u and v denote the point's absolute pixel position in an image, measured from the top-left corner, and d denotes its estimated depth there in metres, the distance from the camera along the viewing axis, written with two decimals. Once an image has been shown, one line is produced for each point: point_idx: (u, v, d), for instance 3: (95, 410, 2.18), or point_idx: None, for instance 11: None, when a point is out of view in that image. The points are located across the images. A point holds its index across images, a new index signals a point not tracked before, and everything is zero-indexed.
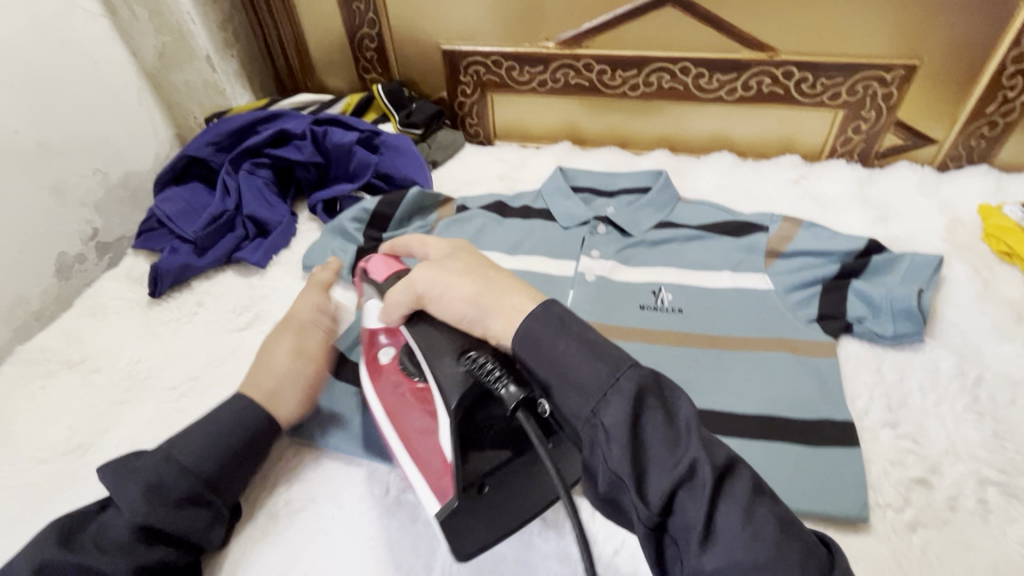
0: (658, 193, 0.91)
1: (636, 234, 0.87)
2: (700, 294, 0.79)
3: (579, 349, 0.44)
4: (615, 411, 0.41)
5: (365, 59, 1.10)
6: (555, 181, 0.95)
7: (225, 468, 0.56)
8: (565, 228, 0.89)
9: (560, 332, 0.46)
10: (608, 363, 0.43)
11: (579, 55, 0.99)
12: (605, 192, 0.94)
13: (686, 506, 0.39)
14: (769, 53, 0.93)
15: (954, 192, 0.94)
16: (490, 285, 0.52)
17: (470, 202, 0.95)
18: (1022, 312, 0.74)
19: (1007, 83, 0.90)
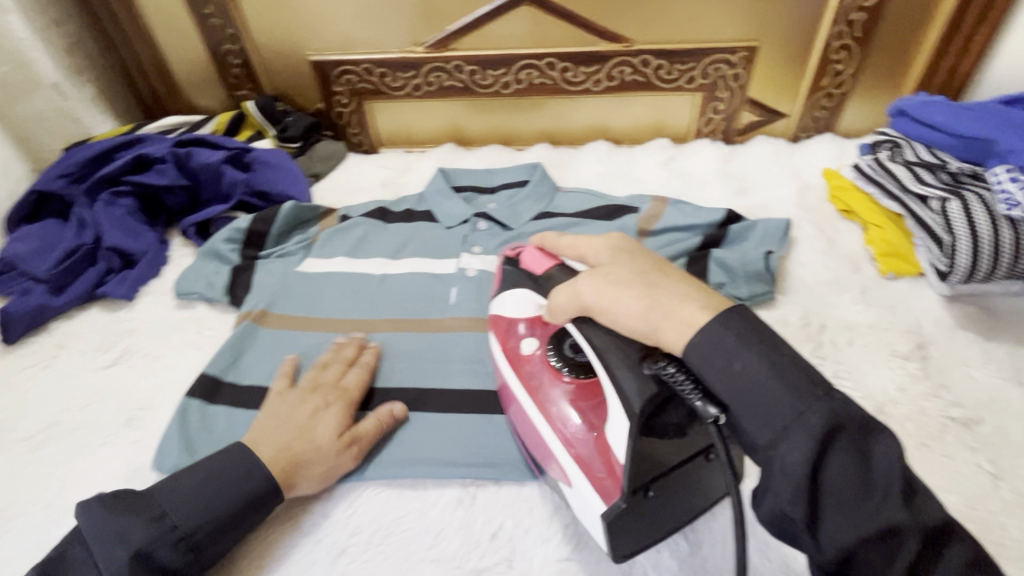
0: (535, 185, 0.94)
1: (515, 226, 0.89)
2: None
3: (757, 365, 0.41)
4: (787, 441, 0.39)
5: (233, 76, 1.07)
6: (436, 183, 0.96)
7: (210, 531, 0.51)
8: (448, 227, 0.90)
9: (745, 347, 0.42)
10: (793, 390, 0.40)
11: (448, 57, 1.01)
12: (486, 189, 0.96)
13: (828, 530, 0.38)
14: (625, 44, 0.98)
15: (805, 159, 1.03)
16: (656, 293, 0.47)
17: (352, 210, 0.94)
18: (859, 262, 0.82)
19: (835, 57, 0.99)
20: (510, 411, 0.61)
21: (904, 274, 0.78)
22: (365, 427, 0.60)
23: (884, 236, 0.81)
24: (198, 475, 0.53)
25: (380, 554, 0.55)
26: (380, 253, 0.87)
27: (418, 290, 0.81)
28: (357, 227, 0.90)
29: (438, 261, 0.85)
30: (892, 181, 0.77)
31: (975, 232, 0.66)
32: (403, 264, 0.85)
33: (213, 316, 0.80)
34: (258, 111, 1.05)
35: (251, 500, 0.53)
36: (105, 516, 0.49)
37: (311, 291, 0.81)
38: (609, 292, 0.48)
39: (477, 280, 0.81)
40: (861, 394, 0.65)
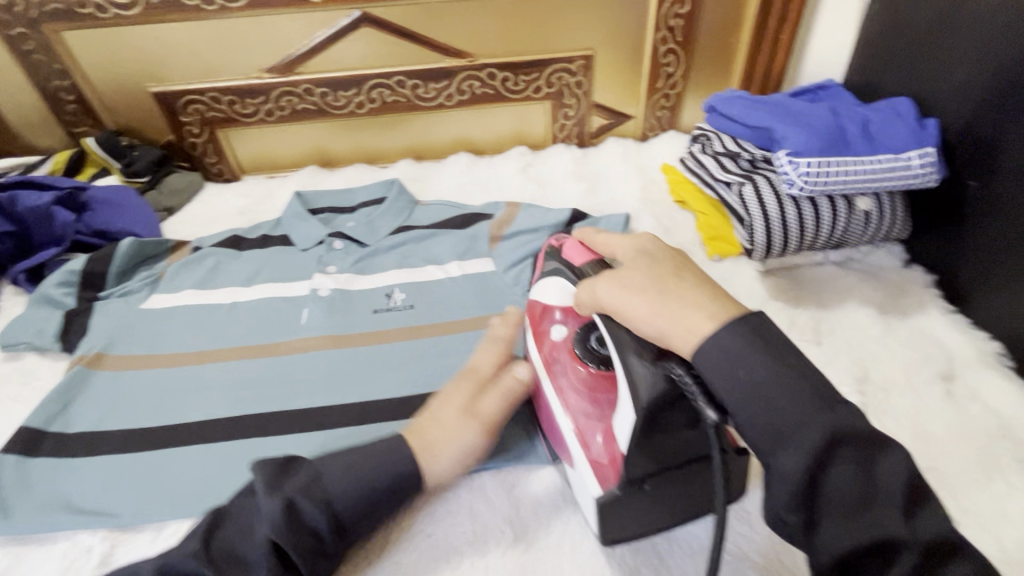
0: (393, 200, 0.95)
1: (371, 243, 0.90)
2: (427, 288, 0.83)
3: (765, 366, 0.40)
4: (776, 439, 0.39)
5: (69, 113, 1.02)
6: (291, 206, 0.95)
7: (356, 506, 0.50)
8: (304, 249, 0.90)
9: (748, 349, 0.40)
10: (800, 394, 0.39)
11: (295, 81, 1.01)
12: (345, 209, 0.97)
13: (823, 538, 0.37)
14: (468, 59, 1.02)
15: (650, 156, 1.10)
16: (670, 304, 0.45)
17: (206, 240, 0.92)
18: (690, 248, 0.88)
19: (664, 61, 1.07)
20: (539, 404, 0.61)
21: (727, 255, 0.85)
22: (489, 402, 0.57)
23: (710, 223, 0.88)
24: (345, 456, 0.51)
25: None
26: (232, 282, 0.85)
27: (266, 314, 0.80)
28: (208, 257, 0.88)
29: (291, 284, 0.85)
30: (704, 171, 0.85)
31: (765, 211, 0.74)
32: (254, 290, 0.84)
33: (44, 364, 0.76)
34: (100, 147, 1.01)
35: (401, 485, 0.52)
36: (267, 479, 0.49)
37: (152, 327, 0.79)
38: (631, 300, 0.46)
39: (331, 298, 0.81)
40: None
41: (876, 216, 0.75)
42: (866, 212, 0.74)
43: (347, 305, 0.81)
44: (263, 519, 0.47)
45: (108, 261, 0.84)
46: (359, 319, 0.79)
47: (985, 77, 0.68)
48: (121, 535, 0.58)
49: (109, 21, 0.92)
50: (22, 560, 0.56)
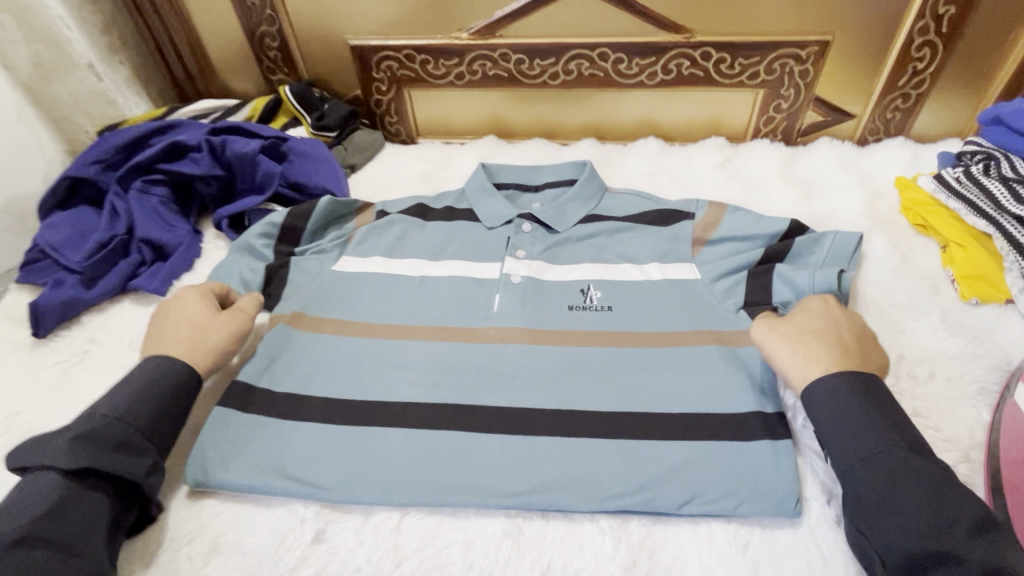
0: (584, 184, 0.86)
1: (562, 230, 0.82)
2: (626, 289, 0.75)
3: (834, 414, 0.53)
4: (877, 488, 0.48)
5: (269, 59, 1.03)
6: (477, 178, 0.89)
7: (153, 420, 0.56)
8: (490, 228, 0.84)
9: (843, 393, 0.53)
10: (869, 441, 0.50)
11: (494, 45, 0.95)
12: (530, 187, 0.90)
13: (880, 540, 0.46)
14: (685, 35, 0.91)
15: (874, 165, 0.95)
16: (807, 348, 0.58)
17: (391, 206, 0.89)
18: (938, 284, 0.75)
19: (916, 54, 0.91)
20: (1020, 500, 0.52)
21: (988, 301, 0.71)
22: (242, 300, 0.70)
23: (964, 257, 0.74)
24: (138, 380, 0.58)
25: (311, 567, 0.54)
26: (418, 254, 0.82)
27: (454, 293, 0.76)
28: (396, 225, 0.85)
29: (479, 264, 0.80)
30: (982, 198, 0.72)
31: None
32: (441, 266, 0.80)
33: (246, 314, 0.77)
34: (295, 97, 1.00)
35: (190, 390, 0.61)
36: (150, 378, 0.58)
37: (346, 293, 0.77)
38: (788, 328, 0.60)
39: (522, 287, 0.75)
40: (944, 434, 0.59)
41: None
42: None
43: (539, 296, 0.75)
44: (120, 432, 0.53)
45: (305, 218, 0.83)
46: (552, 314, 0.73)
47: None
48: (333, 513, 0.57)
49: None
50: (242, 520, 0.57)
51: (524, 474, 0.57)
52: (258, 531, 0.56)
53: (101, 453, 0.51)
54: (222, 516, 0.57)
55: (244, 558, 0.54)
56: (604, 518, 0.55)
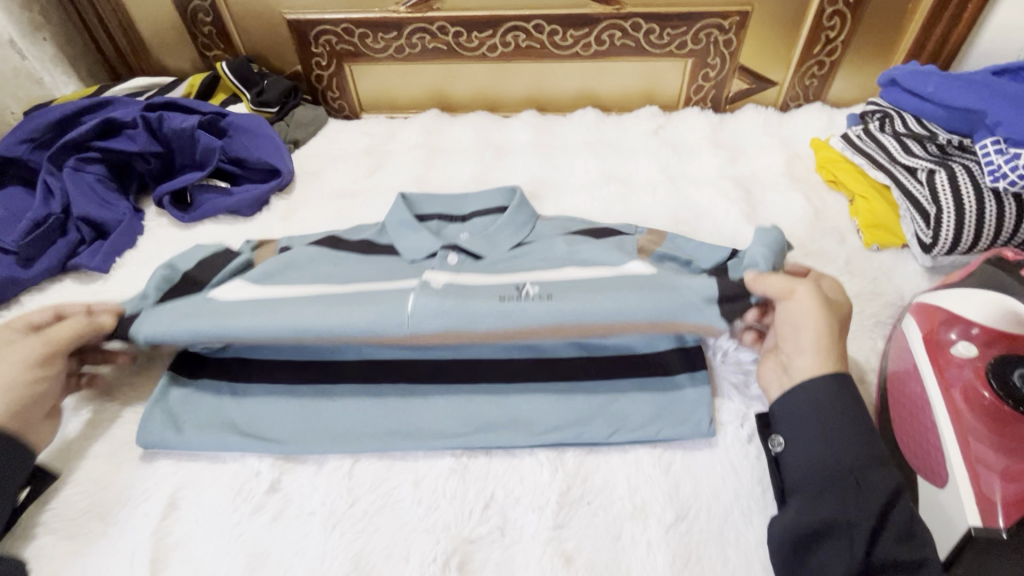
0: (514, 211, 0.75)
1: (491, 256, 0.69)
2: (568, 284, 0.62)
3: (850, 414, 0.51)
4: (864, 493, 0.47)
5: (204, 35, 1.02)
6: (398, 212, 0.76)
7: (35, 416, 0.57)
8: (411, 262, 0.70)
9: (843, 397, 0.52)
10: (875, 455, 0.49)
11: (431, 18, 0.97)
12: (455, 217, 0.78)
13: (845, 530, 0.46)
14: (615, 6, 0.95)
15: (794, 129, 1.02)
16: (828, 335, 0.55)
17: (294, 240, 0.76)
18: (847, 233, 0.82)
19: (827, 24, 0.97)
20: (898, 412, 0.58)
21: (886, 246, 0.79)
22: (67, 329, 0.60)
23: (869, 207, 0.81)
24: None
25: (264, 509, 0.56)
26: (321, 277, 0.67)
27: (361, 298, 0.61)
28: (299, 255, 0.71)
29: (397, 279, 0.66)
30: (880, 150, 0.79)
31: (959, 203, 0.68)
32: (348, 284, 0.65)
33: None
34: (233, 74, 0.99)
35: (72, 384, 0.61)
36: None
37: (229, 304, 0.61)
38: (811, 298, 0.56)
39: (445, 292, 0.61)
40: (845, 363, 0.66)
41: None
42: None
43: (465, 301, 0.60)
44: None
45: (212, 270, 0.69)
46: (480, 309, 0.58)
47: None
48: (288, 464, 0.59)
49: None
50: (198, 476, 0.59)
51: (468, 420, 0.61)
52: (213, 481, 0.58)
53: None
54: (176, 475, 0.59)
55: (201, 510, 0.56)
56: (542, 451, 0.59)
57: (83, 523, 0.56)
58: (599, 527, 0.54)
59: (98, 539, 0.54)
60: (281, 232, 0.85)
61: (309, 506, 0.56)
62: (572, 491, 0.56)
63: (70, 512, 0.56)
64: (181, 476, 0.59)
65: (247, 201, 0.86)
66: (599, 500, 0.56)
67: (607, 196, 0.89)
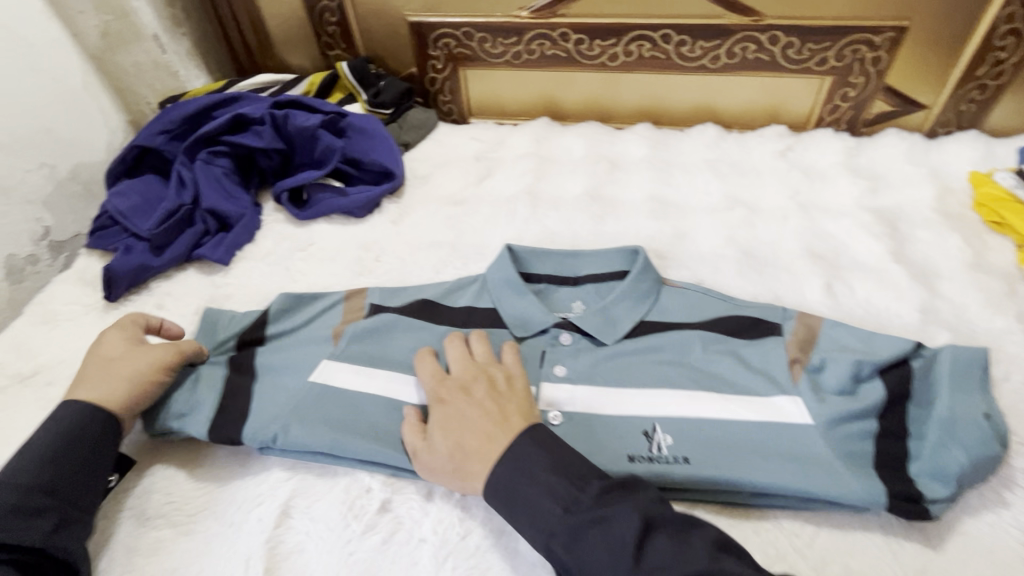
0: (636, 279, 0.70)
1: (610, 343, 0.66)
2: (705, 433, 0.57)
3: (535, 482, 0.47)
4: (601, 542, 0.44)
5: (328, 35, 1.04)
6: (504, 268, 0.73)
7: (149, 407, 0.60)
8: (520, 338, 0.68)
9: (515, 460, 0.49)
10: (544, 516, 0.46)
11: (554, 24, 0.94)
12: (567, 280, 0.75)
13: (620, 523, 0.44)
14: (754, 18, 0.89)
15: (945, 160, 0.92)
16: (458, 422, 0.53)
17: (386, 297, 0.72)
18: (1015, 284, 0.72)
19: (999, 43, 0.87)
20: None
21: None
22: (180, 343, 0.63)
23: None
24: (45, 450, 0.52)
25: (376, 530, 0.55)
26: None
27: None
28: (394, 323, 0.69)
29: None
30: None
31: None
32: None
33: (302, 283, 0.78)
34: (351, 73, 1.00)
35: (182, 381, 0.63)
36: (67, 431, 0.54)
37: (354, 398, 0.61)
38: (430, 396, 0.57)
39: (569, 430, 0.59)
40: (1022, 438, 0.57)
41: None
42: None
43: (588, 432, 0.59)
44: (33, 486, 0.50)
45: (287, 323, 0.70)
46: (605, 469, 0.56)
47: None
48: (398, 483, 0.58)
49: None
50: (309, 485, 0.58)
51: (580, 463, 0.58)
52: (324, 492, 0.58)
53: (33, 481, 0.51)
54: (289, 481, 0.58)
55: (314, 522, 0.56)
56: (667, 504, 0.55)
57: (202, 520, 0.56)
58: None
59: (214, 538, 0.55)
60: (391, 236, 0.84)
61: (422, 532, 0.54)
62: None
63: (190, 506, 0.57)
64: (294, 483, 0.58)
65: (360, 202, 0.86)
66: None
67: (732, 222, 0.83)
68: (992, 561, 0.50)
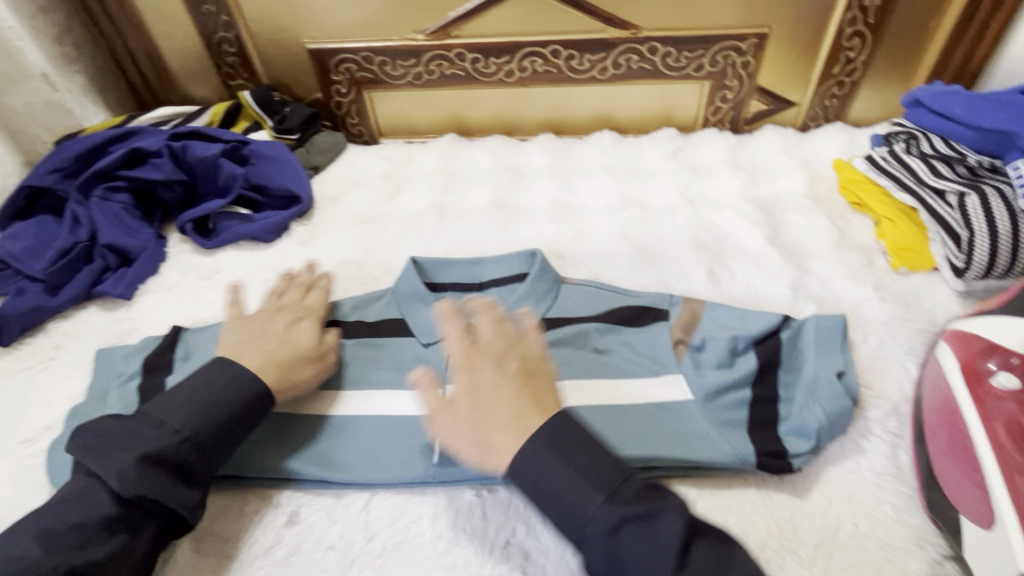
0: (535, 281, 0.74)
1: None
2: (597, 416, 0.60)
3: (579, 477, 0.45)
4: (643, 541, 0.43)
5: (228, 65, 1.04)
6: (409, 279, 0.75)
7: (215, 434, 0.54)
8: (425, 344, 0.69)
9: (554, 457, 0.46)
10: (578, 512, 0.44)
11: (449, 45, 0.98)
12: (472, 286, 0.77)
13: (667, 519, 0.44)
14: (632, 31, 0.96)
15: (815, 150, 1.01)
16: (507, 397, 0.49)
17: None
18: (873, 256, 0.80)
19: (847, 44, 0.97)
20: (937, 445, 0.55)
21: (916, 269, 0.77)
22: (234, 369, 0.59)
23: (898, 229, 0.79)
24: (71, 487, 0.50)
25: (282, 545, 0.55)
26: (335, 383, 0.65)
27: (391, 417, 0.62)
28: None
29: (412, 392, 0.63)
30: (905, 172, 0.77)
31: (993, 224, 0.67)
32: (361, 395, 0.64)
33: (209, 312, 0.78)
34: (255, 101, 1.01)
35: (251, 403, 0.57)
36: (97, 450, 0.51)
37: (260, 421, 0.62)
38: (458, 360, 0.52)
39: None
40: (875, 391, 0.63)
41: None
42: None
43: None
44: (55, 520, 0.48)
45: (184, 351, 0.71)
46: None
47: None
48: (305, 497, 0.59)
49: None
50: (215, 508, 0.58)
51: None
52: (230, 514, 0.58)
53: (61, 525, 0.47)
54: None
55: (220, 544, 0.56)
56: None
57: None
58: None
59: None
60: (301, 258, 0.85)
61: (331, 540, 0.55)
62: None
63: None
64: None
65: (268, 227, 0.87)
66: None
67: (626, 220, 0.89)
68: (850, 502, 0.55)
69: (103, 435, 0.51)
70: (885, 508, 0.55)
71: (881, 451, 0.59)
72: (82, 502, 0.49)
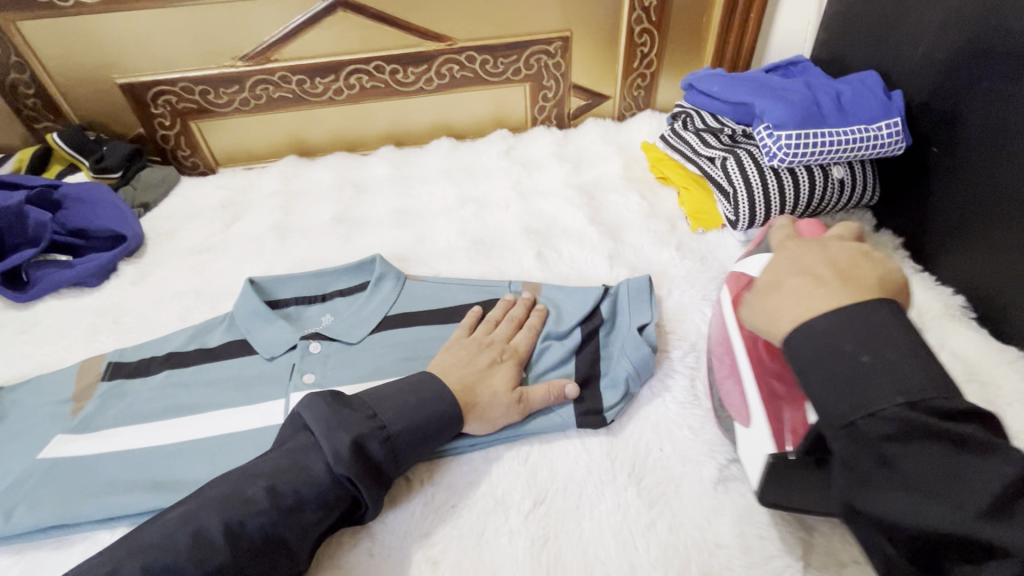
0: (375, 285, 0.77)
1: (354, 340, 0.71)
2: None
3: (879, 364, 0.37)
4: (929, 460, 0.35)
5: (30, 108, 0.98)
6: (248, 300, 0.75)
7: (411, 440, 0.55)
8: (270, 358, 0.69)
9: (846, 332, 0.39)
10: (886, 399, 0.37)
11: (271, 69, 0.99)
12: (315, 297, 0.78)
13: (982, 467, 0.34)
14: (447, 43, 1.02)
15: (630, 135, 1.12)
16: (778, 293, 0.45)
17: (126, 353, 0.71)
18: (676, 221, 0.92)
19: (639, 41, 1.09)
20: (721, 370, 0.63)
21: (710, 228, 0.88)
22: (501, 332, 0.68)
23: (692, 197, 0.91)
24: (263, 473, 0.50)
25: None
26: (169, 414, 0.64)
27: (230, 437, 0.62)
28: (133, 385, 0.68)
29: (251, 408, 0.64)
30: (686, 147, 0.90)
31: (748, 182, 0.79)
32: (197, 422, 0.63)
33: (27, 368, 0.73)
34: (65, 142, 0.96)
35: (444, 419, 0.57)
36: (326, 422, 0.52)
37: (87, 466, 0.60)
38: None
39: None
40: (676, 335, 0.73)
41: (849, 183, 0.80)
42: (840, 180, 0.79)
43: None
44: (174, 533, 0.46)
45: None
46: None
47: (924, 40, 0.74)
48: None
49: (67, 11, 0.89)
50: (40, 563, 0.56)
51: None
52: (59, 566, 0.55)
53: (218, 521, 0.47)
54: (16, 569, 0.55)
55: None
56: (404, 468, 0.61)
57: None
58: (463, 527, 0.56)
59: None
60: (132, 297, 0.82)
61: None
62: (434, 500, 0.58)
63: None
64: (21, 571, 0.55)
65: (90, 270, 0.83)
66: (463, 504, 0.58)
67: (465, 217, 0.94)
68: (656, 431, 0.63)
69: (323, 411, 0.52)
70: (684, 431, 0.63)
71: (680, 385, 0.68)
72: (300, 467, 0.50)
